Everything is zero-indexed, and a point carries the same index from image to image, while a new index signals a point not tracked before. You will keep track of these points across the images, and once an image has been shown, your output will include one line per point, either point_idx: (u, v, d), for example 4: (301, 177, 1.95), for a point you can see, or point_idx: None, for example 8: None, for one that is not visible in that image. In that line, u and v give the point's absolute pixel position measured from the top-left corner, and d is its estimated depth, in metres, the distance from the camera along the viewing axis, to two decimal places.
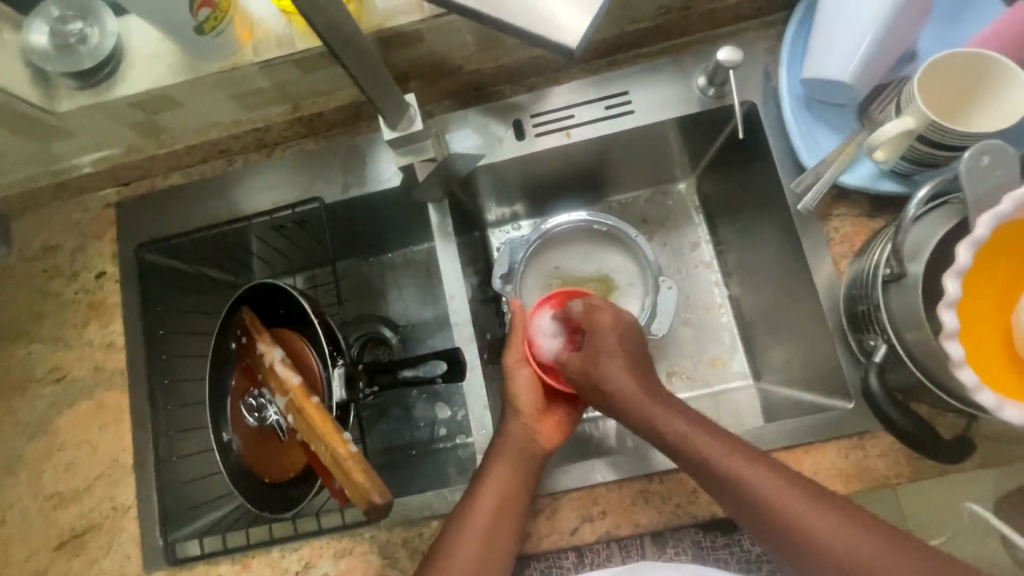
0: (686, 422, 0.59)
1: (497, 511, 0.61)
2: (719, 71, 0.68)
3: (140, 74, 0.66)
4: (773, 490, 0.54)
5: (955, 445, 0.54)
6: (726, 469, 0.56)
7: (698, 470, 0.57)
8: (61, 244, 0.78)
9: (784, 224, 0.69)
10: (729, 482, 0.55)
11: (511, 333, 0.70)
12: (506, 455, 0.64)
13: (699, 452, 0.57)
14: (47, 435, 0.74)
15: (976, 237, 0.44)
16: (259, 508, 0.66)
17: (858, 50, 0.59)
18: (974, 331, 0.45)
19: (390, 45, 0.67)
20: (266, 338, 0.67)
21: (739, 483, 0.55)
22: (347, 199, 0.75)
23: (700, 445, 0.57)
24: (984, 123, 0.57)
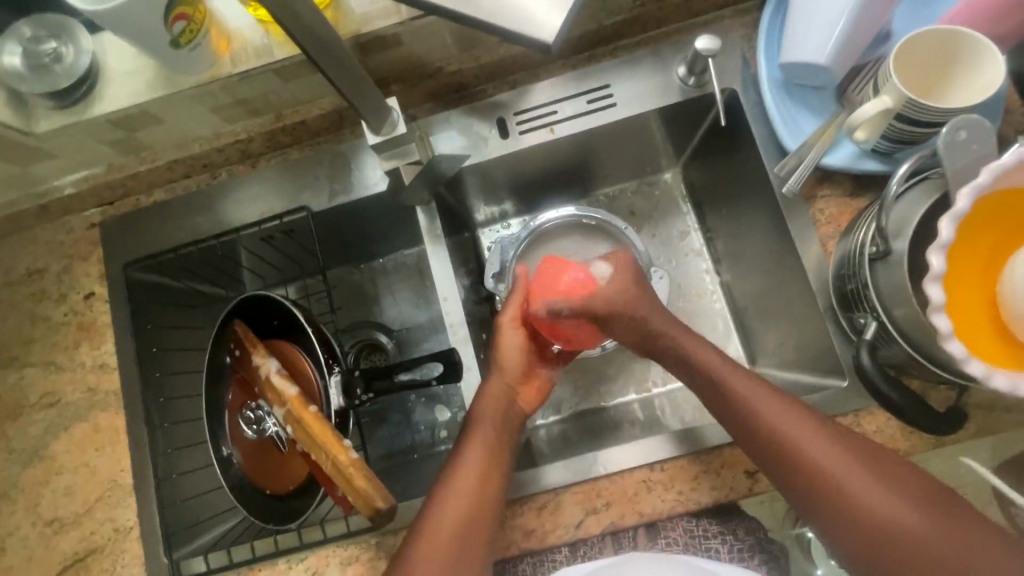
0: (743, 384, 0.60)
1: (484, 478, 0.61)
2: (698, 60, 0.68)
3: (116, 91, 0.65)
4: (823, 450, 0.55)
5: (949, 417, 0.55)
6: (784, 434, 0.56)
7: (753, 434, 0.58)
8: (46, 267, 0.77)
9: (770, 208, 0.69)
10: (787, 447, 0.55)
11: (512, 293, 0.71)
12: (482, 430, 0.63)
13: (757, 415, 0.58)
14: (44, 460, 0.73)
15: (958, 211, 0.44)
16: (263, 520, 0.67)
17: (833, 32, 0.60)
18: (961, 304, 0.46)
19: (368, 50, 0.66)
20: (260, 350, 0.67)
21: (797, 448, 0.55)
22: (334, 206, 0.74)
23: (760, 408, 0.58)
24: (960, 98, 0.58)
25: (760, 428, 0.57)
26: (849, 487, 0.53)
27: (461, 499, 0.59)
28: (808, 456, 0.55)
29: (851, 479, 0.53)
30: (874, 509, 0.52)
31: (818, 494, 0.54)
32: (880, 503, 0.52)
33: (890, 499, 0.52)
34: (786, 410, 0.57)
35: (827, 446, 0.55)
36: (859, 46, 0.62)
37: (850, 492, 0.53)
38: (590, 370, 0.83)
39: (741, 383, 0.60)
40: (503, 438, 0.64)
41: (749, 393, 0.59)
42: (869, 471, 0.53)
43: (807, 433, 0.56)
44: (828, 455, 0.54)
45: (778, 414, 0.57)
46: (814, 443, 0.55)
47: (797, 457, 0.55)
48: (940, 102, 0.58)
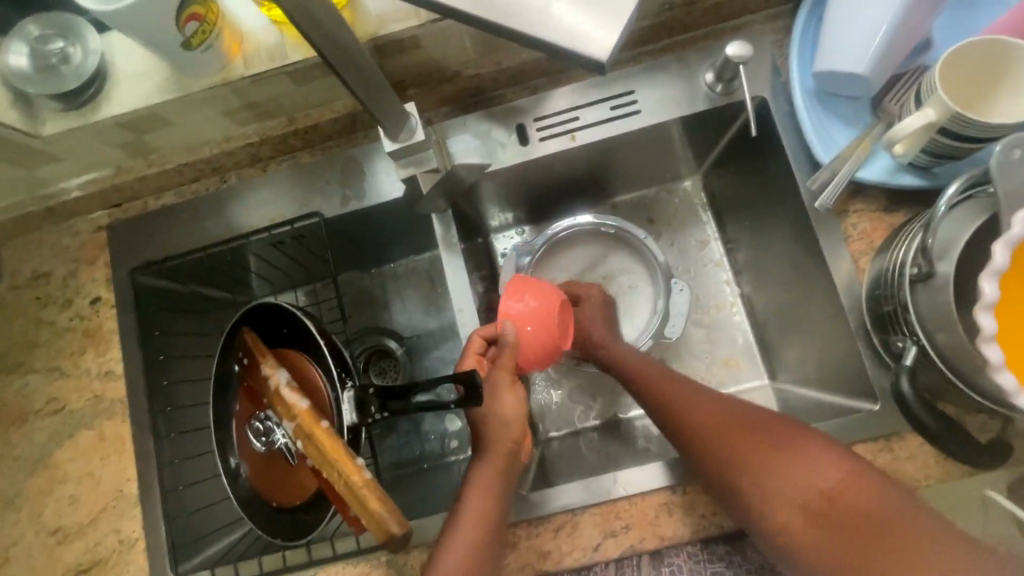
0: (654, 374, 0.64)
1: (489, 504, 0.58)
2: (727, 67, 0.66)
3: (125, 93, 0.63)
4: (739, 438, 0.57)
5: (990, 447, 0.52)
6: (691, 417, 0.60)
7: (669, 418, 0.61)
8: (52, 271, 0.76)
9: (798, 221, 0.67)
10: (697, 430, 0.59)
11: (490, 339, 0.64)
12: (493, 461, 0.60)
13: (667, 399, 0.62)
14: (48, 469, 0.71)
15: (1013, 235, 0.42)
16: (271, 536, 0.65)
17: (874, 42, 0.57)
18: (1016, 335, 0.43)
19: (386, 53, 0.64)
20: (270, 360, 0.65)
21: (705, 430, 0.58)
22: (346, 213, 0.72)
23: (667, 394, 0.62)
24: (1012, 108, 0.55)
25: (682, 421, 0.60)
26: (777, 467, 0.53)
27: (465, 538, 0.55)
28: (724, 445, 0.57)
29: (766, 458, 0.54)
30: (788, 485, 0.52)
31: (736, 480, 0.55)
32: (805, 478, 0.52)
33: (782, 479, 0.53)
34: (699, 404, 0.61)
35: (746, 439, 0.56)
36: (900, 55, 0.59)
37: (776, 471, 0.53)
38: (606, 384, 0.81)
39: (660, 381, 0.64)
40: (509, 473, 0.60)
41: (669, 389, 0.62)
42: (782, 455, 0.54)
43: (723, 425, 0.58)
44: (748, 441, 0.56)
45: (693, 407, 0.60)
46: (726, 434, 0.57)
47: (712, 447, 0.57)
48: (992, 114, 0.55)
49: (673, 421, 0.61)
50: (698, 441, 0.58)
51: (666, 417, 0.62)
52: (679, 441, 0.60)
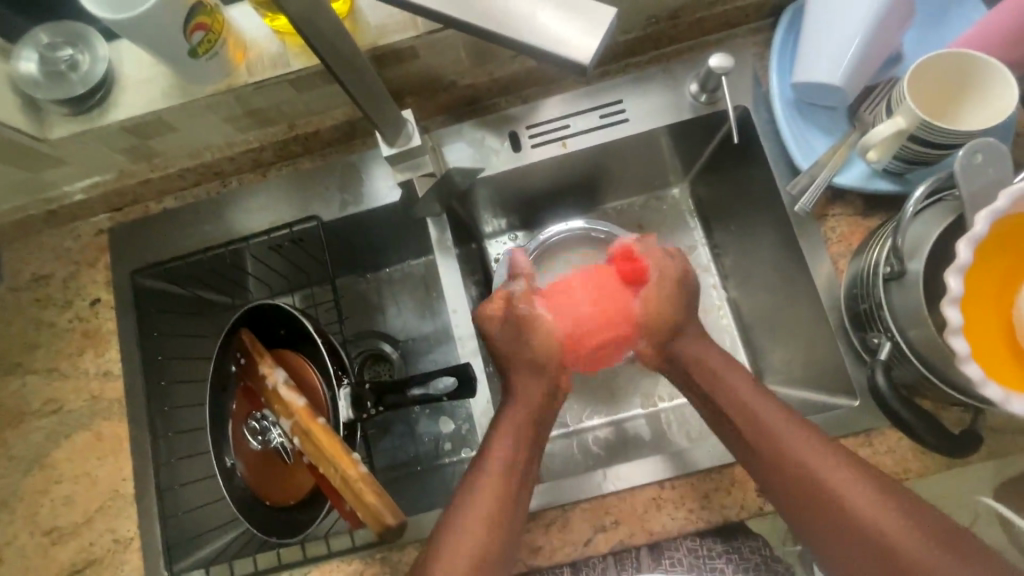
0: (712, 357, 0.65)
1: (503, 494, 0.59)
2: (710, 78, 0.69)
3: (132, 99, 0.65)
4: (827, 465, 0.56)
5: (962, 438, 0.55)
6: (745, 402, 0.61)
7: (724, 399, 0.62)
8: (52, 273, 0.77)
9: (780, 225, 0.70)
10: (747, 413, 0.60)
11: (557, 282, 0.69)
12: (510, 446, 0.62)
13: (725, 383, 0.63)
14: (44, 469, 0.72)
15: (975, 233, 0.44)
16: (266, 535, 0.65)
17: (846, 55, 0.61)
18: (978, 328, 0.46)
19: (384, 63, 0.67)
20: (267, 359, 0.66)
21: (756, 417, 0.59)
22: (344, 216, 0.74)
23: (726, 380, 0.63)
24: (988, 115, 0.57)
25: (780, 447, 0.57)
26: (856, 503, 0.54)
27: (478, 520, 0.58)
28: (820, 475, 0.55)
29: (827, 471, 0.56)
30: (829, 479, 0.55)
31: (788, 483, 0.56)
32: (876, 518, 0.53)
33: (824, 470, 0.56)
34: (802, 431, 0.58)
35: (837, 468, 0.56)
36: (871, 68, 0.62)
37: (854, 507, 0.54)
38: (597, 385, 0.82)
39: (760, 403, 0.60)
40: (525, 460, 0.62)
41: (728, 376, 0.63)
42: (825, 451, 0.56)
43: (825, 457, 0.56)
44: (831, 466, 0.56)
45: (793, 435, 0.58)
46: (824, 463, 0.56)
47: (806, 475, 0.56)
48: (971, 122, 0.58)
49: (768, 443, 0.58)
50: (794, 469, 0.56)
51: (762, 439, 0.58)
52: (766, 465, 0.58)
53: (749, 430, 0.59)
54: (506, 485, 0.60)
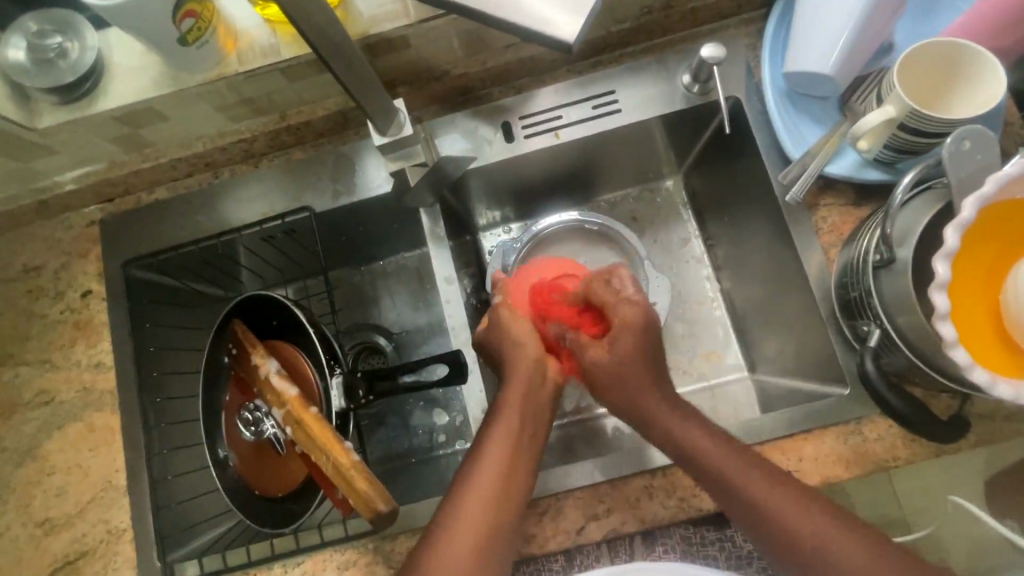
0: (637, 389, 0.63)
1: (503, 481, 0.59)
2: (703, 68, 0.69)
3: (121, 87, 0.64)
4: (809, 528, 0.52)
5: (952, 425, 0.55)
6: (712, 469, 0.57)
7: (686, 461, 0.59)
8: (44, 264, 0.77)
9: (772, 215, 0.70)
10: (718, 481, 0.56)
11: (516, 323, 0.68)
12: (505, 422, 0.62)
13: (661, 428, 0.61)
14: (36, 460, 0.72)
15: (963, 220, 0.45)
16: (260, 524, 0.65)
17: (838, 44, 0.61)
18: (964, 312, 0.47)
19: (376, 51, 0.66)
20: (260, 350, 0.66)
21: (729, 485, 0.56)
22: (337, 206, 0.74)
23: (657, 421, 0.61)
24: (984, 95, 0.57)
25: (733, 493, 0.55)
26: (842, 566, 0.50)
27: (478, 505, 0.57)
28: (781, 518, 0.53)
29: (813, 538, 0.52)
30: (818, 544, 0.51)
31: (780, 554, 0.53)
32: (841, 561, 0.50)
33: (811, 537, 0.52)
34: (753, 472, 0.56)
35: (794, 508, 0.53)
36: (863, 57, 0.62)
37: (818, 551, 0.51)
38: None
39: (719, 456, 0.57)
40: (520, 452, 0.61)
41: (656, 415, 0.62)
42: (803, 512, 0.53)
43: (784, 501, 0.54)
44: (820, 532, 0.52)
45: (748, 481, 0.55)
46: (781, 504, 0.54)
47: (767, 517, 0.54)
48: (969, 105, 0.58)
49: (719, 483, 0.56)
50: (760, 520, 0.54)
51: (711, 480, 0.57)
52: (726, 504, 0.56)
53: (696, 475, 0.58)
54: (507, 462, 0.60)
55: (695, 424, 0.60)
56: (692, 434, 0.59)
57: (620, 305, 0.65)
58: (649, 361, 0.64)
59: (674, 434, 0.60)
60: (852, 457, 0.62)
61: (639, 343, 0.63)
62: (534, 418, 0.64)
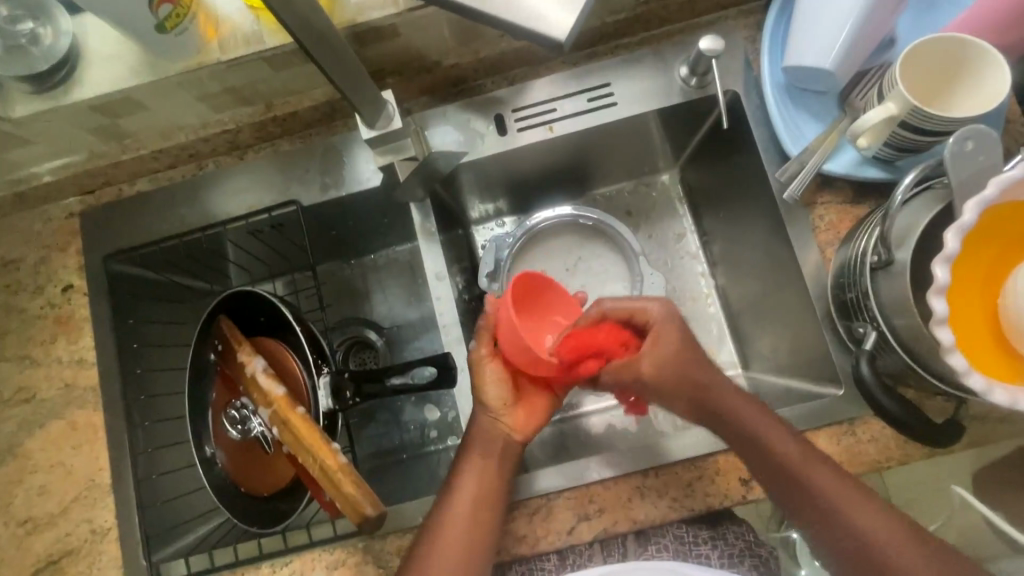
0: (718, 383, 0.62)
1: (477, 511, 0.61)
2: (701, 61, 0.67)
3: (98, 76, 0.62)
4: (868, 518, 0.56)
5: (947, 427, 0.54)
6: (785, 460, 0.58)
7: (754, 451, 0.59)
8: (22, 258, 0.74)
9: (770, 212, 0.69)
10: (790, 472, 0.57)
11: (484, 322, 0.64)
12: (477, 450, 0.63)
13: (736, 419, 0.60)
14: (17, 458, 0.70)
15: (963, 223, 0.44)
16: (247, 524, 0.64)
17: (838, 39, 0.59)
18: (961, 316, 0.46)
19: (364, 40, 0.64)
20: (246, 347, 0.65)
21: (801, 474, 0.57)
22: (325, 200, 0.72)
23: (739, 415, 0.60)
24: (993, 85, 0.55)
25: (789, 472, 0.57)
26: (892, 555, 0.54)
27: (455, 537, 0.59)
28: (828, 493, 0.57)
29: (869, 526, 0.56)
30: (871, 533, 0.55)
31: (833, 537, 0.57)
32: (874, 531, 0.55)
33: (868, 524, 0.55)
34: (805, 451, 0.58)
35: (839, 486, 0.57)
36: (865, 52, 0.61)
37: (852, 522, 0.56)
38: None
39: (788, 445, 0.58)
40: (494, 486, 0.62)
41: (737, 407, 0.61)
42: (863, 503, 0.56)
43: (845, 491, 0.56)
44: (874, 522, 0.56)
45: (821, 477, 0.57)
46: (828, 482, 0.57)
47: (829, 506, 0.56)
48: (979, 94, 0.56)
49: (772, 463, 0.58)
50: (821, 508, 0.57)
51: (779, 472, 0.58)
52: (790, 500, 0.58)
53: (751, 453, 0.59)
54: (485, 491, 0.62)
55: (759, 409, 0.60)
56: (758, 417, 0.60)
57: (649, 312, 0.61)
58: (699, 358, 0.62)
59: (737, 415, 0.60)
60: (845, 457, 0.61)
61: (671, 350, 0.61)
62: (512, 444, 0.63)
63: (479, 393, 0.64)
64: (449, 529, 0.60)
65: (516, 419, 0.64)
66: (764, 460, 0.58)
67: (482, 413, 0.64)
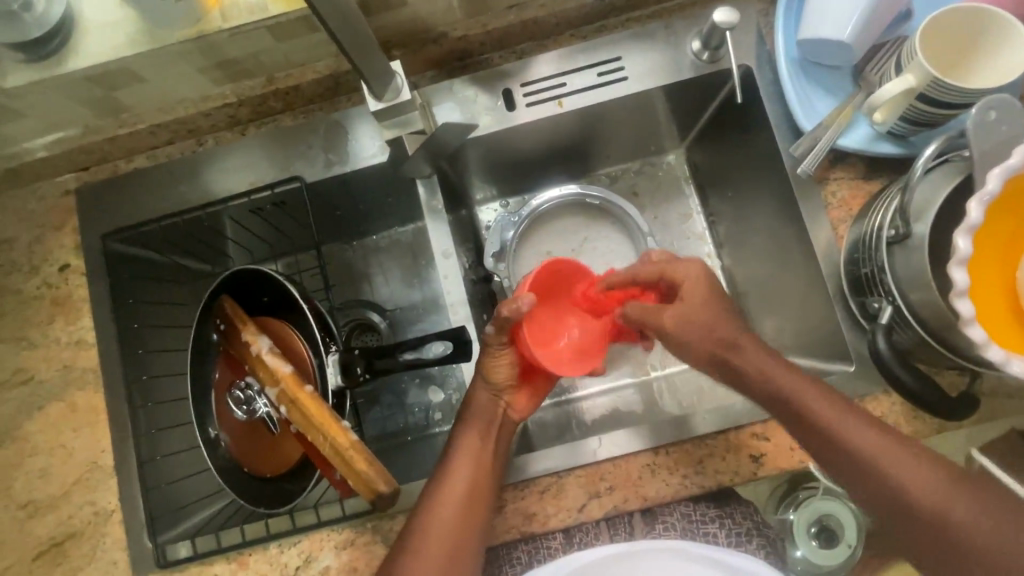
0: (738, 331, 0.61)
1: (471, 487, 0.60)
2: (714, 34, 0.66)
3: (96, 45, 0.60)
4: (902, 467, 0.53)
5: (961, 401, 0.54)
6: (805, 410, 0.56)
7: (777, 403, 0.58)
8: (17, 236, 0.72)
9: (782, 189, 0.68)
10: (813, 423, 0.56)
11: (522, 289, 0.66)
12: (472, 426, 0.63)
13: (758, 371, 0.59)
14: (17, 441, 0.69)
15: (986, 192, 0.43)
16: (253, 504, 0.64)
17: (856, 11, 0.59)
18: (982, 288, 0.46)
19: (370, 9, 0.62)
20: (250, 326, 0.63)
21: (826, 424, 0.55)
22: (328, 177, 0.71)
23: (759, 370, 0.59)
24: (1013, 56, 0.55)
25: (826, 431, 0.55)
26: (938, 507, 0.51)
27: (446, 517, 0.59)
28: (858, 445, 0.54)
29: (904, 472, 0.53)
30: (909, 486, 0.52)
31: (875, 491, 0.54)
32: (909, 480, 0.52)
33: (906, 470, 0.53)
34: (844, 409, 0.56)
35: (879, 444, 0.54)
36: (882, 24, 0.60)
37: (884, 474, 0.53)
38: None
39: (812, 394, 0.57)
40: (485, 466, 0.61)
41: (757, 357, 0.60)
42: (893, 448, 0.54)
43: (873, 439, 0.54)
44: (909, 469, 0.53)
45: (847, 423, 0.55)
46: (872, 440, 0.54)
47: (858, 457, 0.54)
48: (998, 65, 0.56)
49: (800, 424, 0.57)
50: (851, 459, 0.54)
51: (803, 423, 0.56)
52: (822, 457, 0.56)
53: (780, 408, 0.58)
54: (479, 471, 0.61)
55: (775, 363, 0.59)
56: (787, 377, 0.58)
57: (680, 263, 0.64)
58: (722, 304, 0.63)
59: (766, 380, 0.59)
60: None
61: (710, 299, 0.63)
62: (508, 419, 0.65)
63: (489, 370, 0.64)
64: (449, 490, 0.60)
65: (519, 402, 0.66)
66: (791, 413, 0.57)
67: (482, 388, 0.65)
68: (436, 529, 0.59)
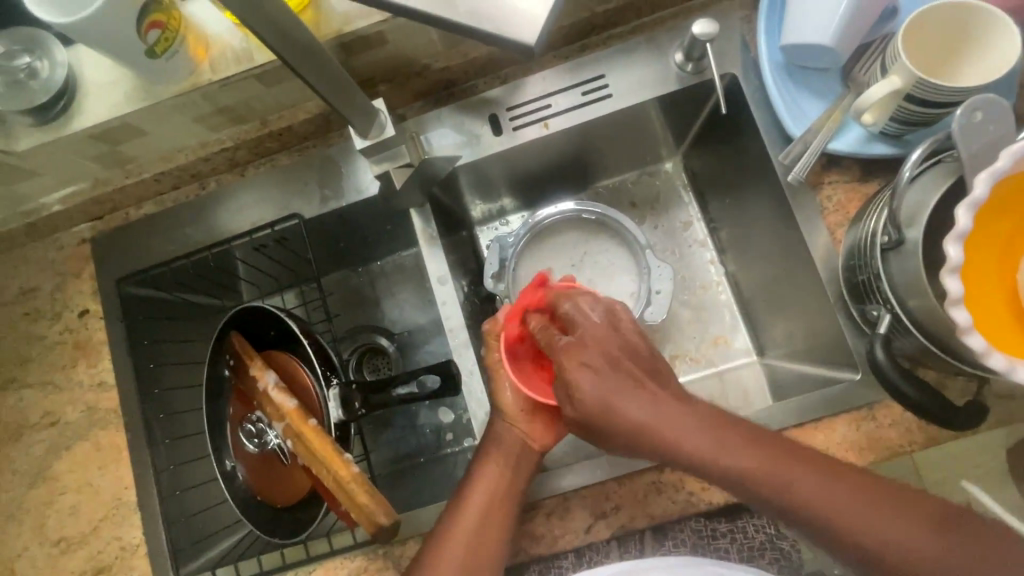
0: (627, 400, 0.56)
1: (481, 522, 0.60)
2: (695, 46, 0.66)
3: (96, 105, 0.63)
4: (864, 519, 0.49)
5: (969, 408, 0.52)
6: (733, 472, 0.53)
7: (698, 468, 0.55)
8: (40, 286, 0.76)
9: (776, 195, 0.67)
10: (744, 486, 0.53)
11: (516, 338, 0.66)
12: (490, 455, 0.63)
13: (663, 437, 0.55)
14: (48, 481, 0.72)
15: (974, 198, 0.42)
16: (268, 533, 0.65)
17: (835, 16, 0.58)
18: (978, 295, 0.44)
19: (352, 50, 0.64)
20: (257, 362, 0.66)
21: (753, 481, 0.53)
22: (325, 212, 0.73)
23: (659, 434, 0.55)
24: (1005, 39, 0.53)
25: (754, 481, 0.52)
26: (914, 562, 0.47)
27: (455, 553, 0.59)
28: (804, 499, 0.51)
29: (872, 522, 0.49)
30: (874, 541, 0.49)
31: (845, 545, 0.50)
32: (884, 532, 0.48)
33: (875, 522, 0.49)
34: (778, 456, 0.53)
35: (822, 478, 0.51)
36: (866, 25, 0.59)
37: (852, 534, 0.49)
38: None
39: (731, 454, 0.53)
40: (500, 501, 0.61)
41: (665, 425, 0.55)
42: (857, 495, 0.50)
43: (812, 481, 0.51)
44: (874, 519, 0.49)
45: (795, 475, 0.52)
46: (818, 487, 0.51)
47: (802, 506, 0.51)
48: (990, 50, 0.54)
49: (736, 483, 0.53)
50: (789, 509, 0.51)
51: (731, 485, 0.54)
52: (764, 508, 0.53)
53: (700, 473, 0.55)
54: (493, 502, 0.61)
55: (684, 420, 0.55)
56: (713, 436, 0.54)
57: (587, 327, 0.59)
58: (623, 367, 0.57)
59: (682, 450, 0.54)
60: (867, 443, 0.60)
61: (599, 356, 0.57)
62: (528, 449, 0.64)
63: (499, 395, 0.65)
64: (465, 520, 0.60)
65: (538, 432, 0.64)
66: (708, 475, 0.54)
67: (499, 420, 0.65)
68: (445, 559, 0.59)
